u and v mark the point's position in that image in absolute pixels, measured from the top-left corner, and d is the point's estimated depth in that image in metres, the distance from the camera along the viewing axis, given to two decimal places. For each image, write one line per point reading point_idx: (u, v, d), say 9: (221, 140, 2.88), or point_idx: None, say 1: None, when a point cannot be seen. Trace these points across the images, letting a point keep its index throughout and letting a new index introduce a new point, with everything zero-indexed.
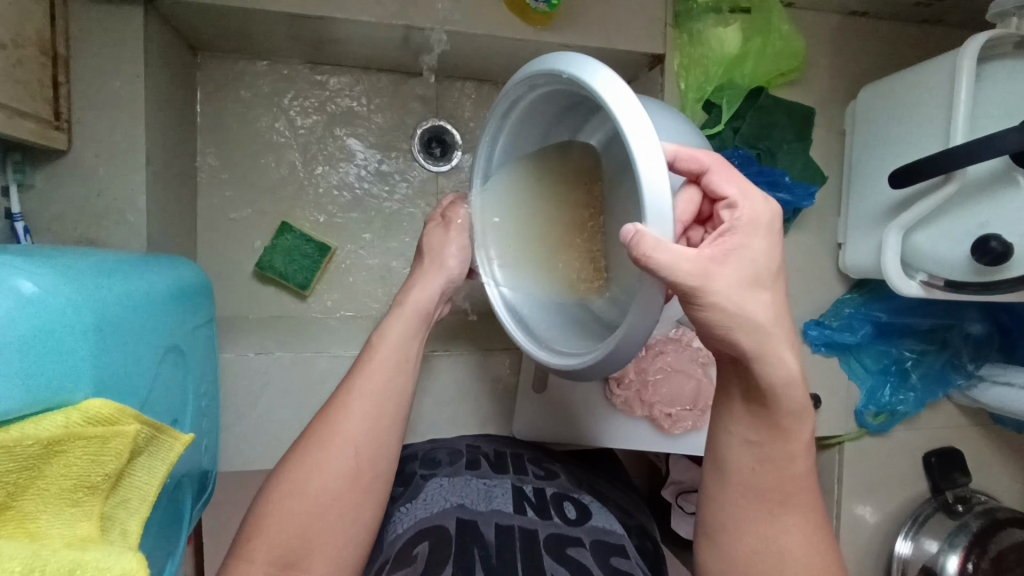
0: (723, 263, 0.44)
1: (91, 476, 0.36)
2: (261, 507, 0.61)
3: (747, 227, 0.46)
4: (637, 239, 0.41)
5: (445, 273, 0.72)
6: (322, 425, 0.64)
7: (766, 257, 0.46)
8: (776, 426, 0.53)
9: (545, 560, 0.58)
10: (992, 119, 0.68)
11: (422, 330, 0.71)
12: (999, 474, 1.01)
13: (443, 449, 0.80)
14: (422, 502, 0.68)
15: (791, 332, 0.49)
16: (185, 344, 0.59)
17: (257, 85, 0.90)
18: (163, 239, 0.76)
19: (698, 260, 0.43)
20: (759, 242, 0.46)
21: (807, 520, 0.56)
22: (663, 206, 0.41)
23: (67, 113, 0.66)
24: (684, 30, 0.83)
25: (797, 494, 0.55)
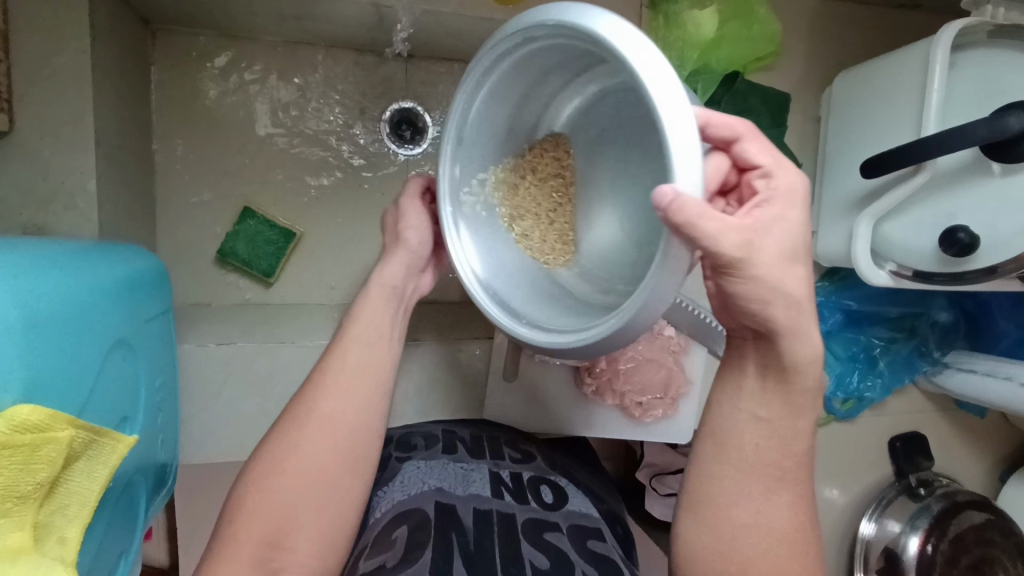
0: (757, 235, 0.42)
1: (22, 485, 0.35)
2: (240, 490, 0.58)
3: (784, 197, 0.44)
4: (671, 201, 0.36)
5: (409, 254, 0.66)
6: (297, 411, 0.61)
7: (801, 230, 0.44)
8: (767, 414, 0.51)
9: (522, 545, 0.58)
10: (963, 109, 0.68)
11: (397, 313, 0.66)
12: (963, 458, 1.03)
13: (419, 435, 0.78)
14: (400, 484, 0.66)
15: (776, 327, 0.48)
16: (136, 339, 0.57)
17: (215, 61, 0.86)
18: (118, 225, 0.73)
19: (732, 228, 0.40)
20: (797, 213, 0.44)
21: (797, 511, 0.52)
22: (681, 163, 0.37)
23: (7, 91, 0.62)
24: (660, 11, 0.78)
25: (788, 484, 0.52)
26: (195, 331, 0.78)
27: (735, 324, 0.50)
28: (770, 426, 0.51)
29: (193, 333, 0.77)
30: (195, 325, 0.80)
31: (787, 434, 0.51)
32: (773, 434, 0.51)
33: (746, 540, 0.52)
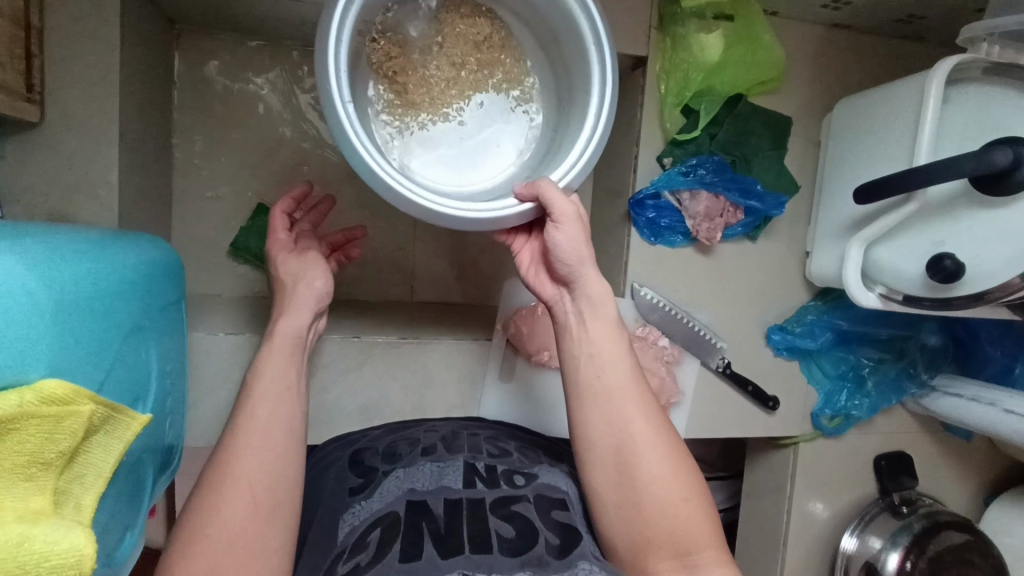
0: (572, 229, 0.59)
1: (45, 453, 0.38)
2: (166, 571, 0.53)
3: (571, 233, 0.60)
4: (518, 187, 0.59)
5: (309, 300, 0.66)
6: (214, 469, 0.57)
7: (577, 249, 0.61)
8: (607, 358, 0.62)
9: (489, 517, 0.61)
10: (957, 140, 0.70)
11: (299, 360, 0.65)
12: (948, 479, 1.05)
13: (401, 440, 0.77)
14: (378, 496, 0.66)
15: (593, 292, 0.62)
16: (151, 324, 0.59)
17: (236, 61, 0.89)
18: (137, 216, 0.76)
19: (568, 206, 0.58)
20: (573, 238, 0.60)
21: (644, 407, 0.62)
22: (562, 171, 0.60)
23: (40, 85, 0.66)
24: (667, 34, 0.83)
25: (627, 385, 0.62)
26: (207, 320, 0.82)
27: (558, 292, 0.66)
28: (597, 347, 0.63)
29: (204, 322, 0.80)
30: (205, 314, 0.83)
31: (614, 348, 0.63)
32: (604, 354, 0.62)
33: (619, 447, 0.61)
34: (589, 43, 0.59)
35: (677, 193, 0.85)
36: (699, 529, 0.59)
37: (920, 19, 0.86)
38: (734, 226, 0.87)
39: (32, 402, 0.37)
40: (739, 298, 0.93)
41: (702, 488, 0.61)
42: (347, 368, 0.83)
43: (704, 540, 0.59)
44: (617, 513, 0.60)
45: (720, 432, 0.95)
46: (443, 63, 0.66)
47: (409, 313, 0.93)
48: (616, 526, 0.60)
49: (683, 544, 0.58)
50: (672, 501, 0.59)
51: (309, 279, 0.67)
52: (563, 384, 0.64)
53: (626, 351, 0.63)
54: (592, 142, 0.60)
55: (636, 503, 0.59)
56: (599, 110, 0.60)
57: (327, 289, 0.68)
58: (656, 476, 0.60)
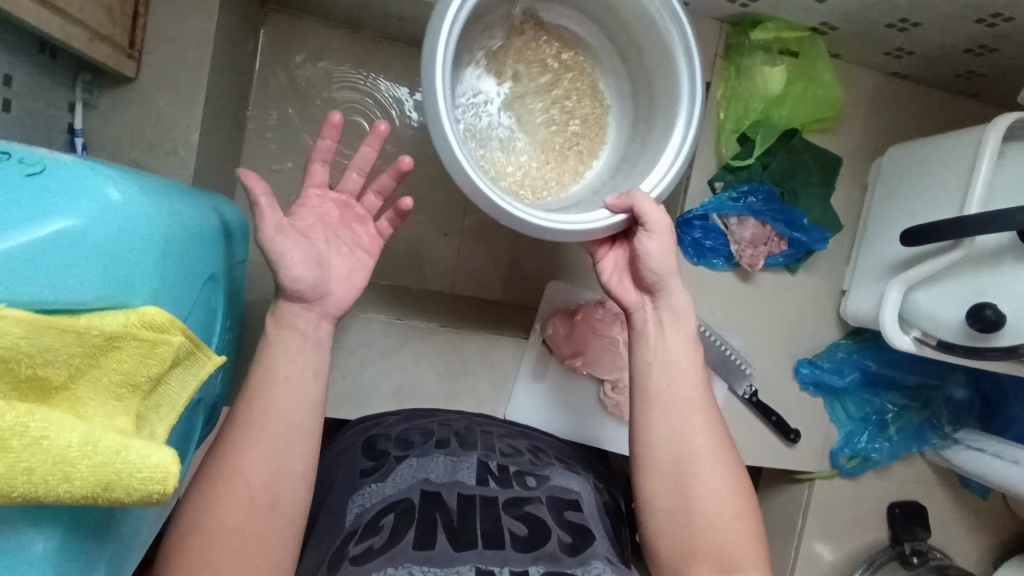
0: (661, 242, 0.62)
1: (138, 374, 0.39)
2: (175, 542, 0.55)
3: (660, 245, 0.62)
4: (610, 199, 0.61)
5: (298, 296, 0.61)
6: (217, 456, 0.58)
7: (662, 260, 0.63)
8: (675, 363, 0.64)
9: (503, 515, 0.63)
10: (1007, 195, 0.72)
11: (317, 355, 0.62)
12: (960, 536, 1.05)
13: (415, 428, 0.78)
14: (393, 480, 0.68)
15: (677, 288, 0.65)
16: (223, 279, 0.60)
17: (316, 45, 0.93)
18: (208, 178, 0.80)
19: (663, 218, 0.60)
20: (659, 248, 0.62)
21: (709, 417, 0.63)
22: (651, 181, 0.62)
23: (140, 43, 0.70)
24: (732, 63, 0.86)
25: (696, 397, 0.63)
26: (258, 286, 0.84)
27: (638, 299, 0.67)
28: (671, 357, 0.64)
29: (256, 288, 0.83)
30: (256, 280, 0.86)
31: (686, 360, 0.64)
32: (676, 363, 0.64)
33: (679, 456, 0.62)
34: (679, 56, 0.61)
35: (725, 217, 0.87)
36: (746, 542, 0.61)
37: (979, 77, 0.88)
38: (776, 257, 0.89)
39: (136, 324, 0.38)
40: (771, 328, 0.94)
41: (753, 506, 0.63)
42: (385, 349, 0.85)
43: (749, 559, 0.61)
44: (666, 522, 0.62)
45: (738, 458, 0.95)
46: (526, 101, 0.74)
47: (447, 304, 0.95)
48: (664, 533, 0.62)
49: (729, 560, 0.60)
50: (727, 514, 0.61)
51: (287, 265, 0.59)
52: (631, 388, 0.65)
53: (695, 359, 0.65)
54: (682, 155, 0.61)
55: (690, 512, 0.61)
56: (688, 120, 0.61)
57: (315, 280, 0.60)
58: (712, 488, 0.61)
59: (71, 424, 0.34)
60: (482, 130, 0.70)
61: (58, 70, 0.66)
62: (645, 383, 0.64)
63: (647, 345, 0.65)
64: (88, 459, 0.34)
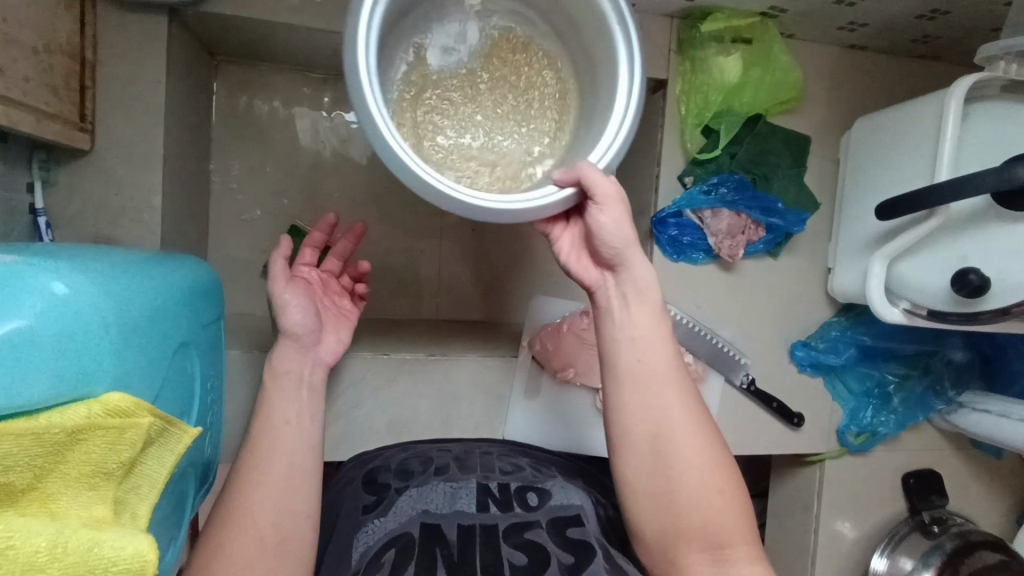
0: (614, 211, 0.56)
1: (108, 463, 0.38)
2: None
3: (614, 216, 0.57)
4: (557, 172, 0.55)
5: (292, 339, 0.66)
6: (225, 506, 0.59)
7: (617, 233, 0.59)
8: (642, 337, 0.62)
9: (502, 544, 0.63)
10: (976, 156, 0.71)
11: (310, 396, 0.66)
12: (978, 498, 1.04)
13: (414, 458, 0.78)
14: (394, 514, 0.67)
15: (638, 257, 0.62)
16: (198, 340, 0.60)
17: (271, 90, 0.93)
18: (177, 238, 0.80)
19: (612, 186, 0.55)
20: (614, 219, 0.57)
21: (682, 389, 0.62)
22: (598, 148, 0.55)
23: (92, 115, 0.70)
24: (687, 57, 0.86)
25: (668, 371, 0.62)
26: (241, 337, 0.84)
27: (599, 277, 0.64)
28: (639, 332, 0.62)
29: (239, 340, 0.83)
30: (240, 331, 0.85)
31: (655, 333, 0.62)
32: (644, 339, 0.62)
33: (658, 435, 0.61)
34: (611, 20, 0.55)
35: (699, 211, 0.87)
36: (730, 516, 0.60)
37: (936, 39, 0.88)
38: (756, 243, 0.89)
39: (98, 414, 0.38)
40: (760, 315, 0.93)
41: (737, 480, 0.62)
42: (376, 385, 0.85)
43: (738, 534, 0.60)
44: (650, 504, 0.61)
45: (743, 448, 0.94)
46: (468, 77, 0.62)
47: (435, 330, 0.95)
48: (650, 516, 0.61)
49: (716, 538, 0.60)
50: (706, 490, 0.60)
51: (285, 312, 0.65)
52: (602, 366, 0.64)
53: (665, 332, 0.62)
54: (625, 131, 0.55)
55: (671, 491, 0.60)
56: (629, 94, 0.54)
57: (309, 327, 0.66)
58: (693, 466, 0.60)
59: (37, 529, 0.34)
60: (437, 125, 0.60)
61: (13, 152, 0.66)
62: (612, 360, 0.62)
63: (611, 323, 0.63)
64: (59, 562, 0.33)
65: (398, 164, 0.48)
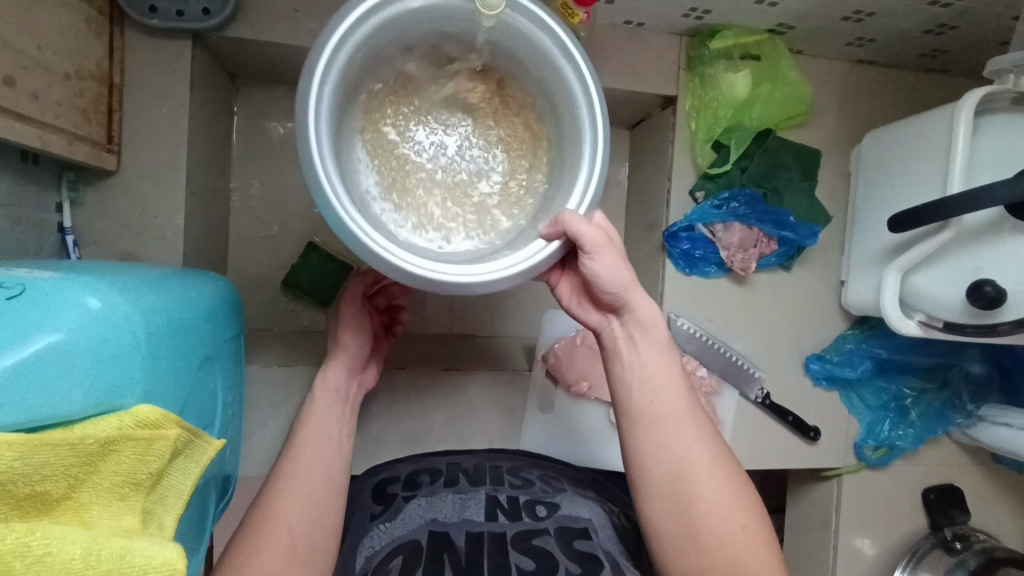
0: (604, 258, 0.56)
1: (138, 473, 0.39)
2: None
3: (608, 259, 0.56)
4: (544, 227, 0.54)
5: (348, 358, 0.70)
6: (255, 516, 0.59)
7: (611, 278, 0.58)
8: (653, 375, 0.62)
9: (511, 552, 0.63)
10: (987, 168, 0.72)
11: (344, 416, 0.68)
12: (1000, 513, 1.02)
13: (423, 469, 0.78)
14: (401, 521, 0.68)
15: (648, 299, 0.62)
16: (220, 355, 0.61)
17: (289, 111, 0.95)
18: (198, 254, 0.81)
19: (599, 236, 0.54)
20: (610, 263, 0.57)
21: (697, 428, 0.62)
22: (576, 197, 0.55)
23: (118, 137, 0.73)
24: (697, 73, 0.87)
25: (681, 408, 0.62)
26: (259, 353, 0.85)
27: (604, 318, 0.64)
28: (650, 372, 0.62)
29: (257, 355, 0.84)
30: (258, 348, 0.87)
31: (665, 372, 0.62)
32: (656, 378, 0.62)
33: (678, 474, 0.61)
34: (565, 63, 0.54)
35: (710, 225, 0.88)
36: (751, 555, 0.60)
37: (944, 53, 0.89)
38: (768, 257, 0.89)
39: (130, 425, 0.39)
40: (774, 329, 0.93)
41: (758, 512, 0.62)
42: (391, 401, 0.85)
43: (762, 568, 0.60)
44: (674, 542, 0.61)
45: (758, 462, 0.93)
46: (413, 128, 0.61)
47: (449, 346, 0.96)
48: (673, 556, 0.61)
49: (743, 572, 0.59)
50: (731, 525, 0.60)
51: (345, 333, 0.70)
52: (616, 412, 0.64)
53: (676, 369, 0.63)
54: (592, 175, 0.54)
55: (694, 529, 0.60)
56: (592, 148, 0.54)
57: (361, 351, 0.71)
58: (714, 503, 0.60)
59: (72, 536, 0.35)
60: (389, 163, 0.59)
61: (43, 173, 0.68)
62: (628, 395, 0.63)
63: (619, 365, 0.63)
64: (93, 570, 0.34)
65: (352, 239, 0.48)
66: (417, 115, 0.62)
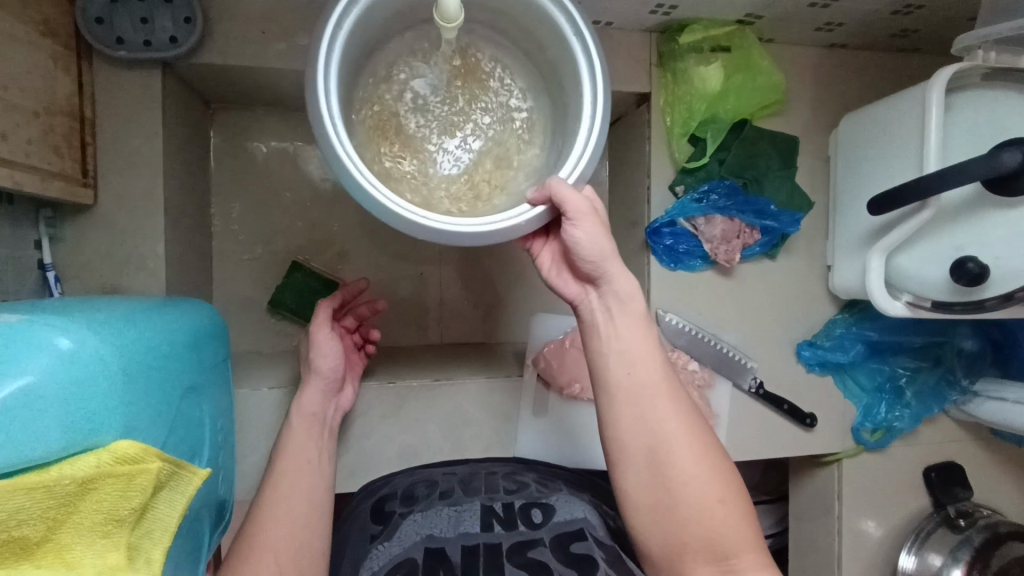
0: (589, 229, 0.56)
1: (119, 510, 0.39)
2: None
3: (591, 229, 0.57)
4: (531, 192, 0.55)
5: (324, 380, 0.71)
6: (243, 541, 0.60)
7: (591, 247, 0.58)
8: (630, 347, 0.62)
9: (506, 565, 0.64)
10: (961, 145, 0.72)
11: (323, 438, 0.69)
12: (1002, 487, 1.02)
13: (419, 481, 0.77)
14: (397, 539, 0.68)
15: (626, 271, 0.62)
16: (204, 382, 0.61)
17: (265, 132, 0.95)
18: (182, 282, 0.81)
19: (586, 204, 0.55)
20: (592, 233, 0.57)
21: (675, 401, 0.62)
22: (567, 166, 0.55)
23: (93, 171, 0.73)
24: (668, 68, 0.87)
25: (657, 380, 0.62)
26: (249, 375, 0.85)
27: (582, 290, 0.64)
28: (626, 343, 0.62)
29: (247, 378, 0.84)
30: (249, 370, 0.87)
31: (643, 344, 0.62)
32: (632, 350, 0.62)
33: (655, 446, 0.61)
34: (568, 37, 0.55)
35: (692, 219, 0.88)
36: (729, 530, 0.60)
37: (915, 33, 0.89)
38: (753, 246, 0.89)
39: (108, 462, 0.39)
40: (763, 318, 0.93)
41: (737, 489, 0.62)
42: (384, 415, 0.85)
43: (743, 543, 0.60)
44: (651, 513, 0.61)
45: (756, 453, 0.94)
46: (419, 110, 0.62)
47: (440, 356, 0.96)
48: (650, 528, 0.61)
49: (721, 549, 0.59)
50: (710, 499, 0.60)
51: (321, 355, 0.70)
52: (593, 386, 0.64)
53: (653, 341, 0.62)
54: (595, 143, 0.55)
55: (671, 504, 0.60)
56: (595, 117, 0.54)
57: (338, 372, 0.72)
58: (692, 474, 0.60)
59: None
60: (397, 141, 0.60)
61: (19, 212, 0.68)
62: (605, 369, 0.62)
63: (595, 340, 0.63)
64: None
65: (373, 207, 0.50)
66: (416, 99, 0.62)
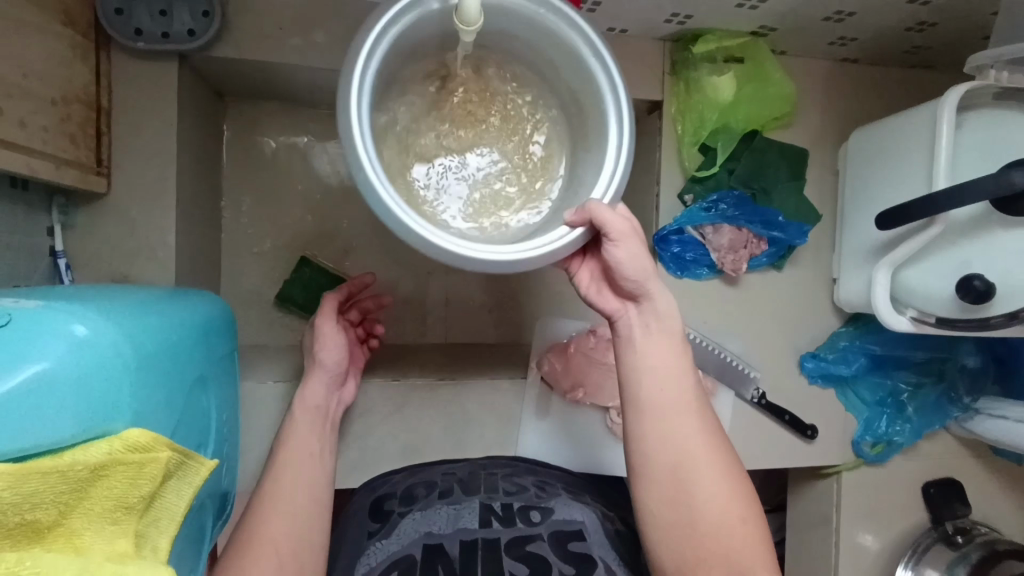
0: (627, 248, 0.57)
1: (130, 497, 0.40)
2: None
3: (629, 248, 0.57)
4: (568, 214, 0.55)
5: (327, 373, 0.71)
6: (245, 533, 0.60)
7: (629, 264, 0.59)
8: (660, 364, 0.62)
9: (505, 560, 0.65)
10: (970, 163, 0.72)
11: (326, 432, 0.70)
12: (1001, 505, 1.02)
13: (418, 483, 0.78)
14: (397, 537, 0.68)
15: (663, 288, 0.62)
16: (212, 374, 0.62)
17: (278, 127, 0.96)
18: (190, 272, 0.82)
19: (624, 223, 0.55)
20: (630, 252, 0.58)
21: (702, 419, 0.62)
22: (603, 185, 0.56)
23: (107, 160, 0.73)
24: (681, 77, 0.87)
25: (687, 398, 0.62)
26: (254, 369, 0.86)
27: (620, 306, 0.64)
28: (657, 358, 0.62)
29: (252, 371, 0.85)
30: (253, 363, 0.87)
31: (673, 361, 0.63)
32: (663, 367, 0.62)
33: (681, 463, 0.61)
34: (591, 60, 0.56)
35: (700, 227, 0.88)
36: (745, 548, 0.60)
37: (927, 49, 0.89)
38: (759, 257, 0.90)
39: (120, 449, 0.39)
40: (768, 328, 0.94)
41: (755, 508, 0.62)
42: (387, 412, 0.85)
43: (756, 559, 0.60)
44: (673, 529, 0.61)
45: (756, 463, 0.94)
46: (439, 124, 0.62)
47: (444, 355, 0.96)
48: (668, 544, 0.61)
49: (738, 564, 0.60)
50: (728, 517, 0.61)
51: (324, 348, 0.71)
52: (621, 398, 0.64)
53: (682, 359, 0.63)
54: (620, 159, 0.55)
55: (691, 520, 0.60)
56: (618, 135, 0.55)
57: (341, 365, 0.72)
58: (713, 491, 0.61)
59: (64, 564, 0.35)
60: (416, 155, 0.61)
61: (33, 198, 0.69)
62: (634, 383, 0.63)
63: (628, 354, 0.63)
64: None
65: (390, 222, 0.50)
66: (437, 113, 0.62)
